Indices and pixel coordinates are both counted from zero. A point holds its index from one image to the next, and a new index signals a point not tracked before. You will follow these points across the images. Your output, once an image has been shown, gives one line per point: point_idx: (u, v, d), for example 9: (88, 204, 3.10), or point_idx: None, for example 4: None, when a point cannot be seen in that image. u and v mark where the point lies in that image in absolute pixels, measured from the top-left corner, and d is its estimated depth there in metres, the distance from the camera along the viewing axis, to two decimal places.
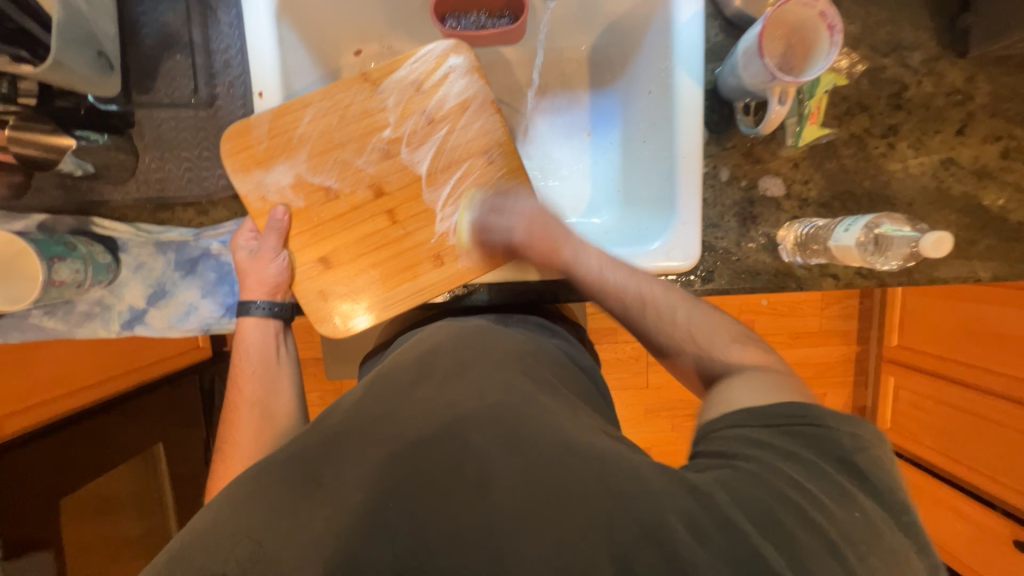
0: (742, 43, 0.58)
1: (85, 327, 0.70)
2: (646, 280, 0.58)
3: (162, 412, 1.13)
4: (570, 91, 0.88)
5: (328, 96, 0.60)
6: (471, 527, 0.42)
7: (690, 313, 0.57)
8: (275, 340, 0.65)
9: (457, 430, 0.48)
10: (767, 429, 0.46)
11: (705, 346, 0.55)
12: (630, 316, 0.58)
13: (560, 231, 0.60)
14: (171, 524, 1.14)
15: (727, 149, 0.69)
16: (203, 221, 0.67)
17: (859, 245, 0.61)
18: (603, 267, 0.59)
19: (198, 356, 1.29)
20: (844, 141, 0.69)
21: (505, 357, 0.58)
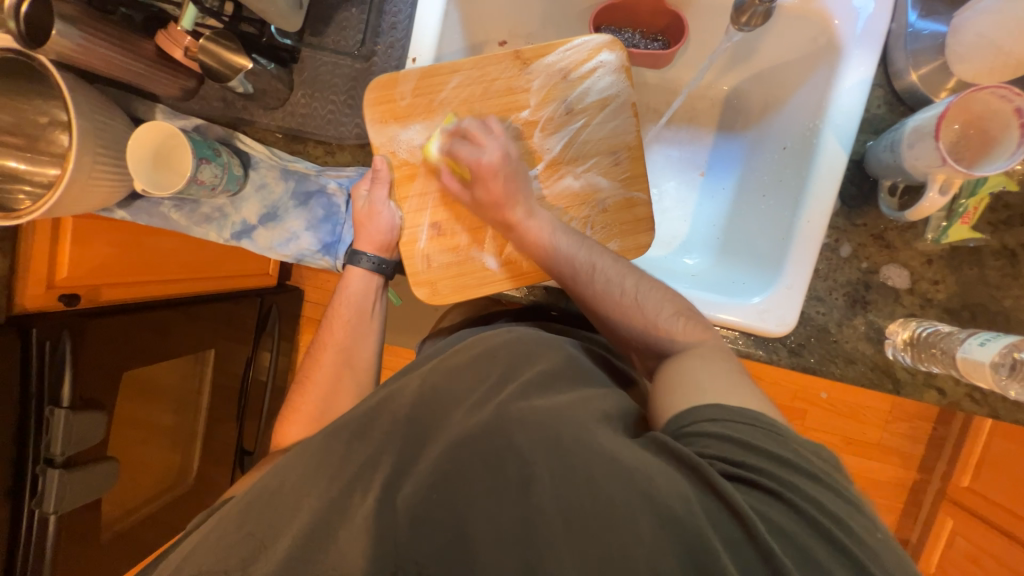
0: (913, 122, 0.54)
1: (201, 227, 0.77)
2: (596, 250, 0.60)
3: (222, 324, 1.22)
4: (695, 128, 0.87)
5: (478, 66, 0.63)
6: (512, 521, 0.42)
7: (637, 282, 0.59)
8: (376, 296, 0.72)
9: (504, 427, 0.47)
10: (770, 435, 0.44)
11: (649, 320, 0.57)
12: (578, 279, 0.60)
13: (523, 185, 0.63)
14: (200, 423, 1.23)
15: (857, 226, 0.65)
16: (327, 160, 0.72)
17: (994, 364, 0.56)
18: (556, 232, 0.61)
19: (264, 281, 1.48)
20: (993, 252, 0.63)
21: (561, 365, 0.57)
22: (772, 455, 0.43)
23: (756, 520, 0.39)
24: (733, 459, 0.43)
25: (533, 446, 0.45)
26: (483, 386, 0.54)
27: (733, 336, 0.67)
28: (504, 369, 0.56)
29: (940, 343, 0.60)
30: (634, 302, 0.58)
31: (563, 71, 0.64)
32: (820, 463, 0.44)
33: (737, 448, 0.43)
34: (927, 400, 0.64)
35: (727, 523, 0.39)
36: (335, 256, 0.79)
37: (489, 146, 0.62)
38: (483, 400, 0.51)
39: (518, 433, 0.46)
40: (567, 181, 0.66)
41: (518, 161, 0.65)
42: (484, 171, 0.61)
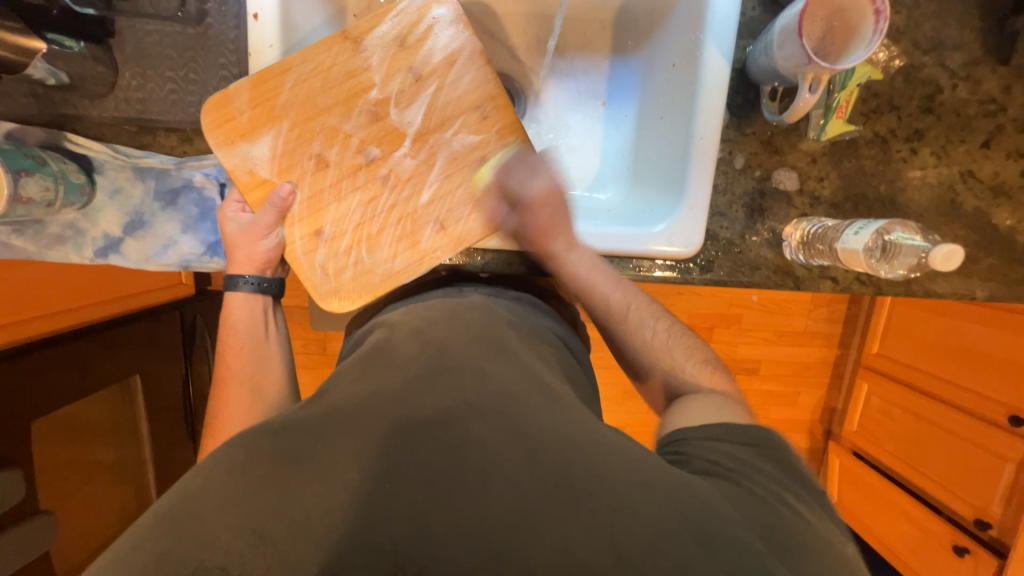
0: (780, 22, 0.54)
1: (56, 250, 0.66)
2: (630, 293, 0.65)
3: (147, 346, 1.18)
4: (589, 55, 0.82)
5: (308, 58, 0.58)
6: (467, 503, 0.43)
7: (664, 329, 0.65)
8: (265, 317, 0.68)
9: (458, 418, 0.48)
10: (746, 446, 0.50)
11: (676, 368, 0.62)
12: (611, 322, 0.65)
13: (566, 218, 0.64)
14: (143, 451, 1.21)
15: (746, 135, 0.65)
16: (186, 149, 0.63)
17: (867, 249, 0.60)
18: (593, 271, 0.63)
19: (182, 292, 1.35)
20: (867, 141, 0.66)
21: (501, 343, 0.59)
22: (743, 458, 0.49)
23: (718, 502, 0.44)
24: (710, 459, 0.50)
25: (488, 429, 0.47)
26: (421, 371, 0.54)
27: (651, 265, 0.68)
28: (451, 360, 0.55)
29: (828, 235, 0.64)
30: (668, 352, 0.63)
31: (398, 36, 0.59)
32: (790, 475, 0.48)
33: (718, 453, 0.50)
34: (824, 291, 0.69)
35: (694, 506, 0.43)
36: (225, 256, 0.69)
37: (540, 176, 0.63)
38: (425, 383, 0.52)
39: (476, 425, 0.47)
40: (442, 151, 0.62)
41: (382, 145, 0.61)
42: (535, 199, 0.62)
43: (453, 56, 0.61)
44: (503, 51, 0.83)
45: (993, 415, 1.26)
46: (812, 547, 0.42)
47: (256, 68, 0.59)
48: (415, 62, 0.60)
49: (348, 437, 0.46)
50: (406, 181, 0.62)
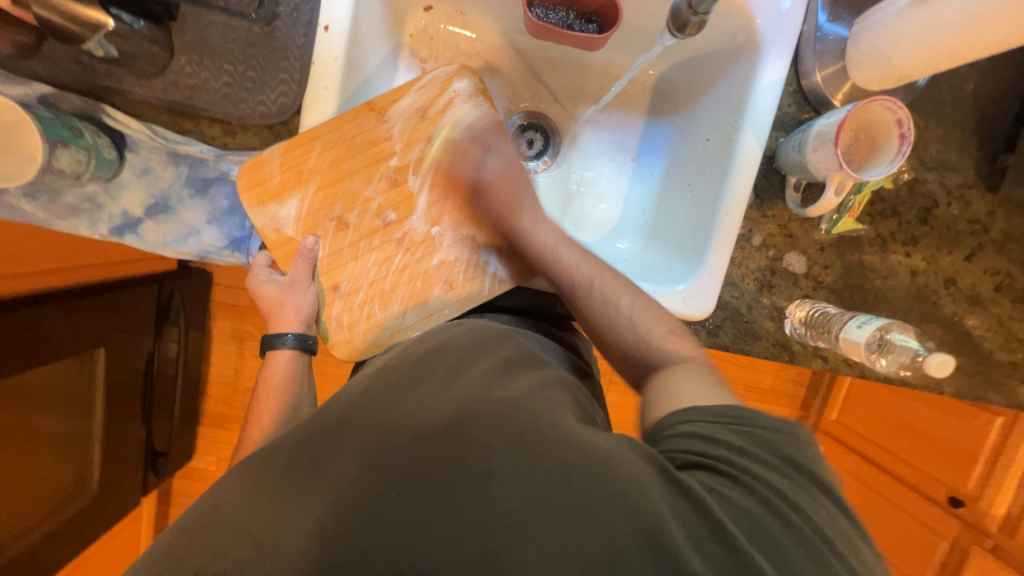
0: (816, 126, 0.59)
1: (67, 221, 0.63)
2: (595, 264, 0.63)
3: (111, 314, 1.13)
4: (626, 113, 0.87)
5: (336, 127, 0.61)
6: (472, 518, 0.42)
7: (632, 299, 0.62)
8: (302, 377, 0.68)
9: (461, 425, 0.47)
10: (735, 426, 0.49)
11: (642, 335, 0.60)
12: (577, 292, 0.63)
13: (525, 193, 0.64)
14: (93, 425, 1.17)
15: (767, 217, 0.70)
16: (228, 142, 0.62)
17: (867, 343, 0.66)
18: (557, 244, 0.63)
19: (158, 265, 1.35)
20: (870, 240, 0.72)
21: (511, 359, 0.58)
22: (733, 440, 0.48)
23: (713, 502, 0.43)
24: (697, 446, 0.48)
25: (493, 437, 0.46)
26: (437, 376, 0.55)
27: None
28: (459, 370, 0.55)
29: (827, 325, 0.70)
30: (632, 317, 0.61)
31: (416, 111, 0.63)
32: (788, 457, 0.47)
33: (705, 440, 0.48)
34: (813, 367, 0.74)
35: (692, 513, 0.43)
36: (247, 252, 0.68)
37: (494, 153, 0.64)
38: (442, 396, 0.51)
39: (479, 430, 0.46)
40: (452, 216, 0.65)
41: (398, 209, 0.63)
42: (484, 181, 0.63)
43: (469, 129, 0.65)
44: (546, 94, 0.86)
45: (935, 495, 1.37)
46: (812, 548, 0.42)
47: (319, 76, 0.59)
48: (430, 135, 0.64)
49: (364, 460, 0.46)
50: (419, 242, 0.64)
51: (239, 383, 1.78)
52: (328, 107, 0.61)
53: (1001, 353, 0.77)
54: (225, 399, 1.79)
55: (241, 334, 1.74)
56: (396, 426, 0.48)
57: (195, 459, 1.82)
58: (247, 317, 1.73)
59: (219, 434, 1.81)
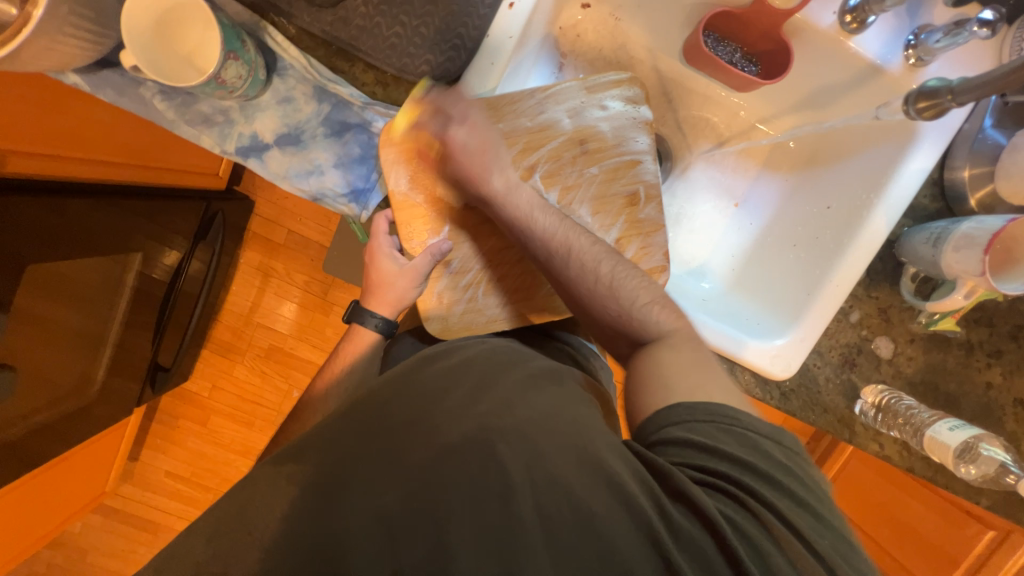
0: (963, 228, 0.59)
1: (194, 128, 0.60)
2: (573, 230, 0.58)
3: (141, 220, 1.09)
4: (743, 159, 0.85)
5: (492, 104, 0.59)
6: (495, 526, 0.43)
7: (611, 266, 0.59)
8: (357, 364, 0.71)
9: (488, 437, 0.48)
10: (729, 433, 0.49)
11: (625, 304, 0.59)
12: (555, 263, 0.58)
13: (497, 157, 0.59)
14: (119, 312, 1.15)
15: (870, 297, 0.71)
16: (378, 92, 0.59)
17: (957, 449, 0.66)
18: (532, 211, 0.58)
19: (187, 178, 1.31)
20: (958, 343, 0.73)
21: (528, 379, 0.58)
22: (733, 456, 0.48)
23: (723, 525, 0.44)
24: (698, 461, 0.48)
25: (513, 456, 0.47)
26: (456, 396, 0.54)
27: (742, 372, 0.74)
28: (480, 379, 0.56)
29: (904, 415, 0.71)
30: (611, 286, 0.59)
31: (575, 108, 0.60)
32: (784, 468, 0.49)
33: (703, 454, 0.48)
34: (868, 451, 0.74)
35: (705, 531, 0.44)
36: (363, 206, 0.66)
37: (458, 122, 0.57)
38: (465, 408, 0.52)
39: (501, 448, 0.47)
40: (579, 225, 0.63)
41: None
42: (455, 146, 0.58)
43: (621, 139, 0.61)
44: (671, 118, 0.85)
45: None
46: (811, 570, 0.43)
47: (489, 52, 0.59)
48: (584, 138, 0.61)
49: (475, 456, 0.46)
50: None
51: (252, 317, 1.75)
52: (489, 83, 0.60)
53: None
54: (234, 329, 1.76)
55: (267, 270, 1.71)
56: (425, 431, 0.50)
57: (189, 382, 1.79)
58: (278, 255, 1.70)
59: (219, 362, 1.78)
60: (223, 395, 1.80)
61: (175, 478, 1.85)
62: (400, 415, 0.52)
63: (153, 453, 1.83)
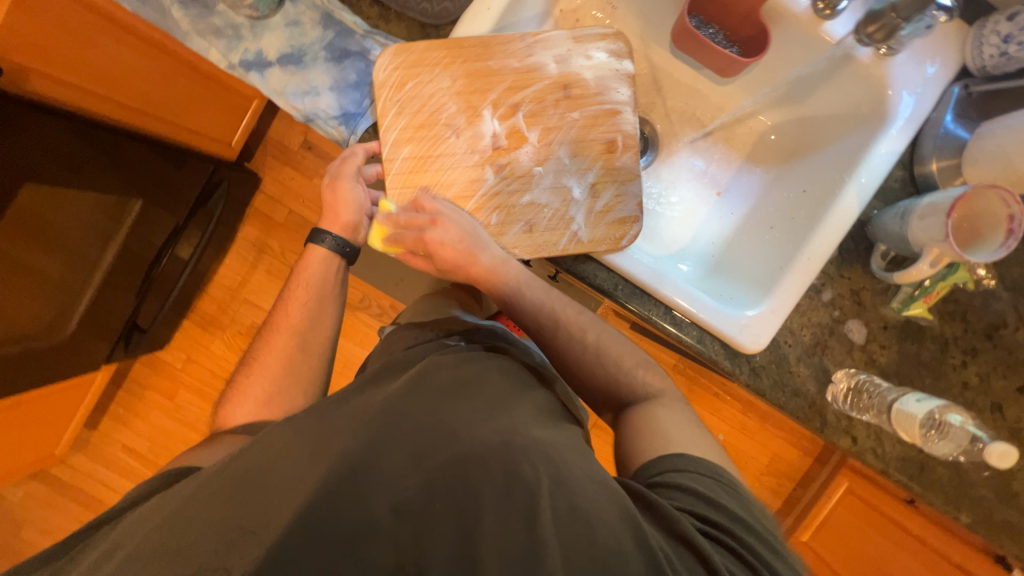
0: (928, 199, 0.61)
1: (203, 38, 0.64)
2: (559, 301, 0.65)
3: (148, 174, 1.16)
4: (728, 150, 0.88)
5: (485, 44, 0.63)
6: (520, 546, 0.45)
7: (597, 334, 0.65)
8: (335, 284, 0.74)
9: (512, 462, 0.49)
10: (725, 493, 0.51)
11: (612, 372, 0.63)
12: (546, 334, 0.63)
13: (480, 238, 0.61)
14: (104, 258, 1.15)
15: (842, 277, 0.72)
16: (379, 24, 0.65)
17: (923, 420, 0.65)
18: (523, 285, 0.62)
19: (203, 143, 1.37)
20: (932, 335, 0.72)
21: (540, 410, 0.58)
22: (731, 515, 0.49)
23: None
24: (701, 512, 0.49)
25: (541, 479, 0.48)
26: (473, 406, 0.54)
27: (712, 342, 0.72)
28: (494, 395, 0.57)
29: (871, 395, 0.70)
30: (598, 353, 0.64)
31: (561, 56, 0.64)
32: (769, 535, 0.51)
33: (701, 502, 0.50)
34: (841, 445, 0.71)
35: (701, 574, 0.46)
36: (351, 130, 0.67)
37: (433, 213, 0.61)
38: (482, 422, 0.53)
39: (528, 468, 0.49)
40: (557, 163, 0.64)
41: (511, 137, 0.64)
42: (431, 240, 0.60)
43: (603, 88, 0.65)
44: (659, 105, 0.88)
45: None
46: None
47: None
48: (568, 83, 0.64)
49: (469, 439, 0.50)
50: (517, 176, 0.64)
51: (239, 293, 1.75)
52: (483, 26, 0.65)
53: None
54: (220, 303, 1.75)
55: (262, 247, 1.73)
56: (446, 437, 0.51)
57: (165, 352, 1.76)
58: (275, 233, 1.73)
59: (199, 336, 1.76)
60: (196, 370, 1.76)
61: (130, 455, 1.77)
62: (418, 414, 0.52)
63: (111, 424, 1.76)
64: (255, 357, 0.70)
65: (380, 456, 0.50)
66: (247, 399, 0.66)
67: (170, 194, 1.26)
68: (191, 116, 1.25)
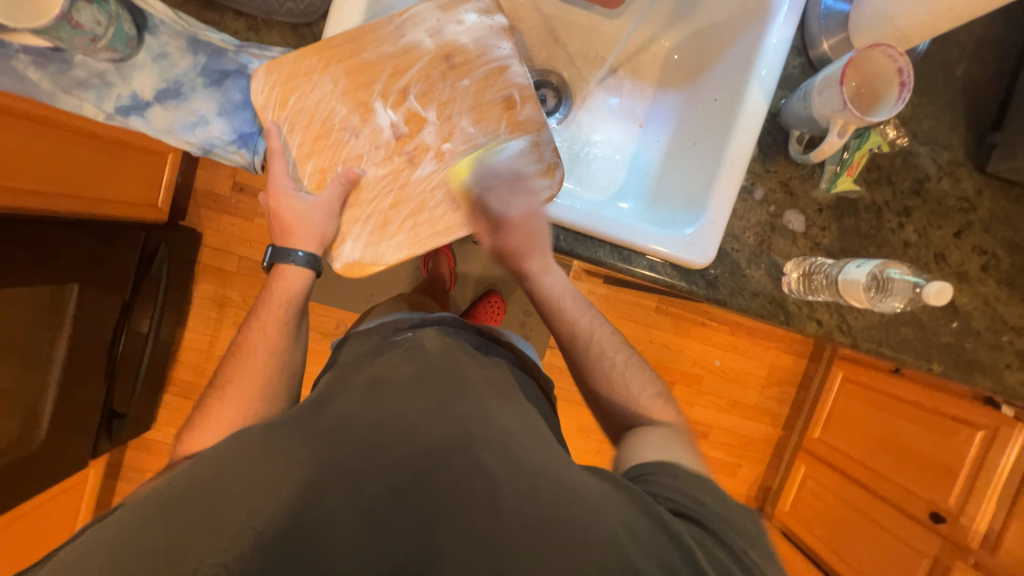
0: (823, 73, 0.62)
1: (72, 95, 0.62)
2: (597, 322, 0.70)
3: (83, 261, 1.10)
4: (637, 81, 0.88)
5: (353, 38, 0.61)
6: (483, 528, 0.48)
7: (624, 359, 0.69)
8: (306, 301, 0.68)
9: (468, 446, 0.52)
10: (699, 485, 0.54)
11: (631, 395, 0.67)
12: (580, 346, 0.69)
13: (541, 243, 0.66)
14: (53, 354, 1.10)
15: (769, 172, 0.73)
16: (250, 37, 0.62)
17: (864, 282, 0.67)
18: (563, 294, 0.70)
19: (129, 211, 1.32)
20: (866, 206, 0.75)
21: (496, 386, 0.64)
22: (700, 500, 0.52)
23: (693, 546, 0.47)
24: (675, 500, 0.52)
25: (501, 469, 0.51)
26: (424, 402, 0.56)
27: (663, 268, 0.73)
28: (452, 382, 0.60)
29: (820, 275, 0.72)
30: (620, 381, 0.68)
31: (434, 27, 0.63)
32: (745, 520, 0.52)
33: (681, 494, 0.53)
34: (809, 330, 0.74)
35: (665, 545, 0.47)
36: (254, 151, 0.66)
37: (518, 201, 0.63)
38: (439, 409, 0.56)
39: (486, 456, 0.51)
40: (465, 133, 0.64)
41: (410, 122, 0.63)
42: (509, 223, 0.63)
43: (485, 48, 0.64)
44: (561, 54, 0.88)
45: (915, 510, 1.32)
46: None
47: None
48: (448, 53, 0.63)
49: (423, 431, 0.53)
50: (428, 159, 0.63)
51: (213, 353, 1.70)
52: (354, 15, 0.63)
53: (989, 333, 0.77)
54: (196, 368, 1.70)
55: (223, 301, 1.69)
56: (403, 435, 0.53)
57: (155, 431, 1.71)
58: (232, 284, 1.68)
59: (183, 406, 1.71)
60: None
61: None
62: (378, 418, 0.54)
63: None
64: (222, 381, 0.65)
65: (356, 466, 0.50)
66: (218, 425, 0.61)
67: (111, 272, 1.20)
68: (109, 186, 1.21)
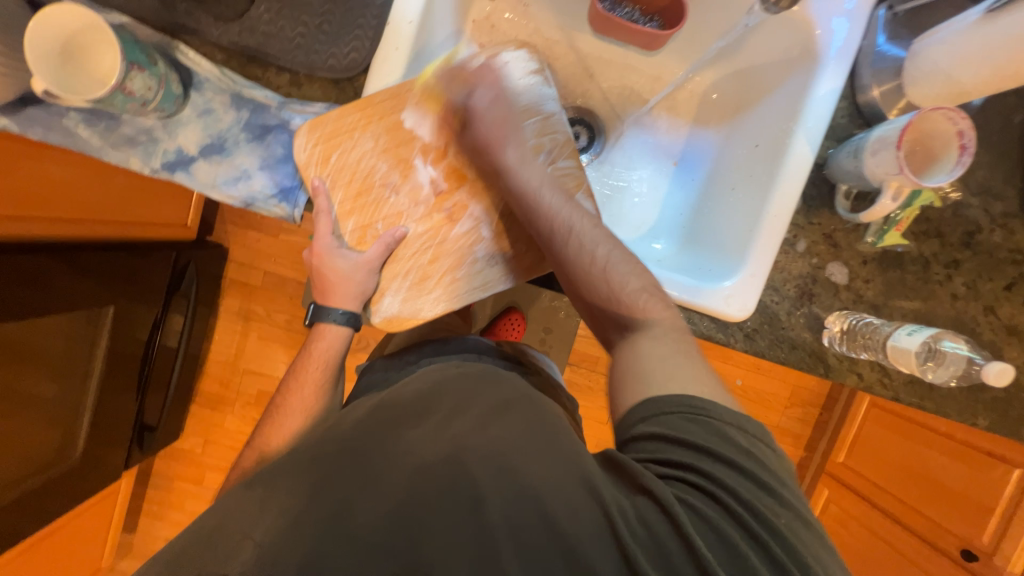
0: (879, 132, 0.61)
1: (120, 150, 0.64)
2: (577, 212, 0.58)
3: (119, 278, 1.11)
4: (672, 118, 0.87)
5: (394, 93, 0.61)
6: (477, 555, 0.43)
7: (610, 250, 0.58)
8: (343, 360, 0.69)
9: (458, 458, 0.46)
10: (685, 420, 0.46)
11: (615, 288, 0.56)
12: (554, 240, 0.58)
13: (512, 127, 0.60)
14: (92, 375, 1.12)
15: (812, 224, 0.71)
16: (292, 92, 0.62)
17: (917, 352, 0.66)
18: (542, 185, 0.59)
19: (161, 231, 1.34)
20: (912, 258, 0.72)
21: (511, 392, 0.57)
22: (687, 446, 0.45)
23: (681, 514, 0.42)
24: (660, 456, 0.46)
25: (499, 498, 0.44)
26: (423, 416, 0.51)
27: (700, 320, 0.72)
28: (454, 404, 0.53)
29: (869, 336, 0.70)
30: (606, 269, 0.57)
31: (473, 81, 0.62)
32: (746, 449, 0.46)
33: (667, 443, 0.46)
34: (848, 383, 0.72)
35: (655, 519, 0.43)
36: (293, 205, 0.66)
37: (482, 89, 0.61)
38: (435, 427, 0.50)
39: (475, 464, 0.45)
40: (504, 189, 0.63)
41: (449, 179, 0.62)
42: (478, 112, 0.60)
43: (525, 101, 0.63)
44: (596, 92, 0.86)
45: (946, 546, 1.27)
46: (766, 549, 0.42)
47: (391, 37, 0.60)
48: None
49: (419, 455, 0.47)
50: (466, 213, 0.63)
51: (238, 364, 1.74)
52: (394, 69, 0.61)
53: None
54: (221, 378, 1.74)
55: (248, 314, 1.72)
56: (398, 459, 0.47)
57: (182, 440, 1.75)
58: (256, 297, 1.71)
59: (209, 415, 1.75)
60: (216, 448, 1.76)
61: None
62: (383, 438, 0.49)
63: (151, 520, 1.77)
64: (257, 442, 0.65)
65: None
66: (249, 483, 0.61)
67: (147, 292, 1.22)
68: (142, 208, 1.23)
